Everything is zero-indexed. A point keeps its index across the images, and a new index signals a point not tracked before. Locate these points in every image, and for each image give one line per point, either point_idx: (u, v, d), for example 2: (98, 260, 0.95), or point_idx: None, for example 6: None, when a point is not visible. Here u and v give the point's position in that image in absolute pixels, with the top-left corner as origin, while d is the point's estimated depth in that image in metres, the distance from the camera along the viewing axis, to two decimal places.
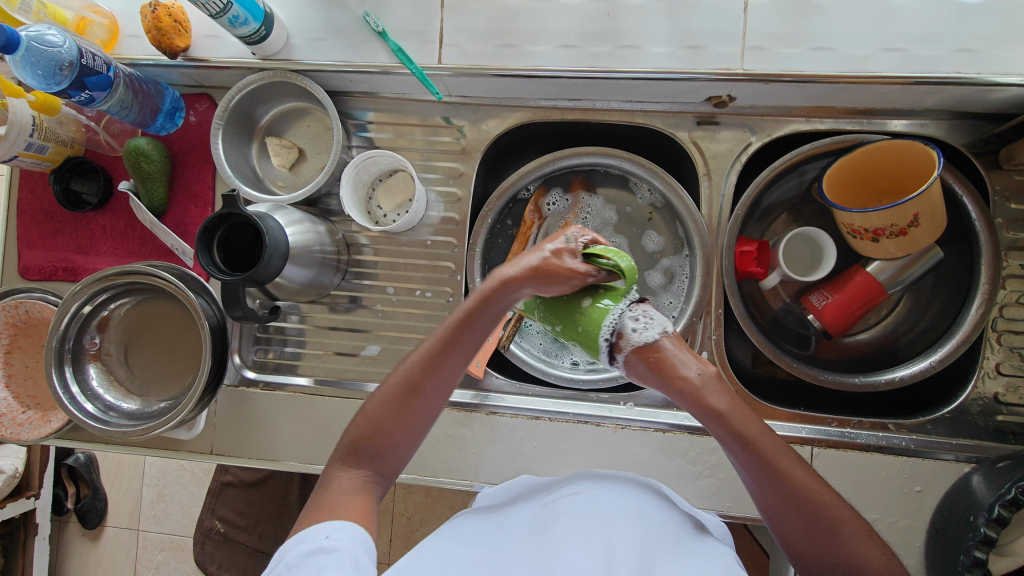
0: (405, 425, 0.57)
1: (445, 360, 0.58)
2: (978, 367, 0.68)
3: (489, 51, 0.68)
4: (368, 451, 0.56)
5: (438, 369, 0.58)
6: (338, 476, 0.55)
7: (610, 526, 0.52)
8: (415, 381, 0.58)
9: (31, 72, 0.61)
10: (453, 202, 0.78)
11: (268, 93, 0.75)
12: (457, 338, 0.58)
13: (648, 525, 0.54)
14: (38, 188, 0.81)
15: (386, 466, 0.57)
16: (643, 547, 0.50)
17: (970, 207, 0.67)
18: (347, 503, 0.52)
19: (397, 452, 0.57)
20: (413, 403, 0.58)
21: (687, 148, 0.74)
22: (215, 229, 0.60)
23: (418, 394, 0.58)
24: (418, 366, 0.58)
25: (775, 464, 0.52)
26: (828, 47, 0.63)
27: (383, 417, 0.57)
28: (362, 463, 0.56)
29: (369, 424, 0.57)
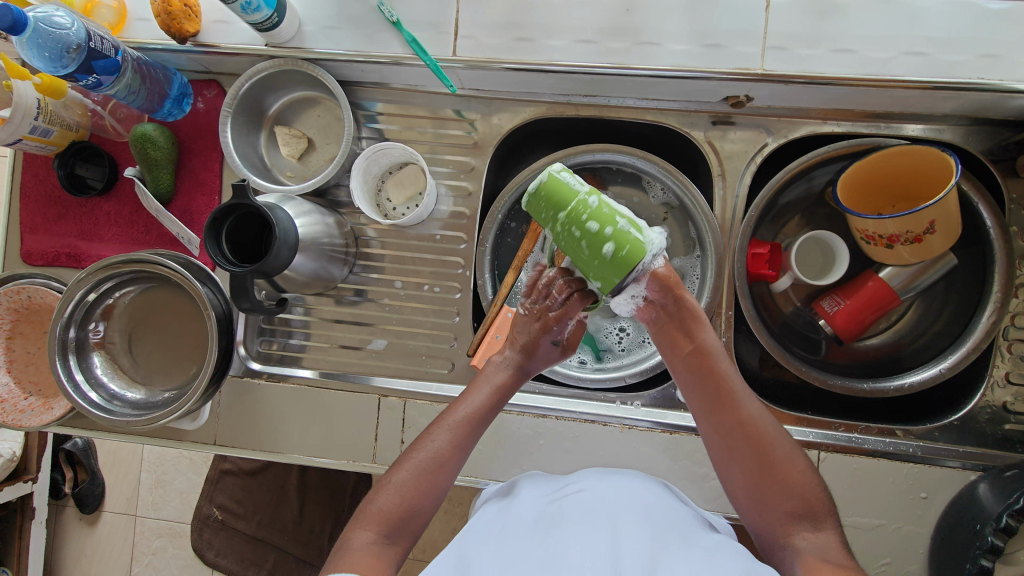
0: (427, 499, 0.56)
1: (463, 447, 0.59)
2: (987, 375, 0.68)
3: (504, 44, 0.67)
4: (391, 519, 0.54)
5: (459, 454, 0.59)
6: (358, 536, 0.54)
7: (618, 524, 0.52)
8: (438, 456, 0.57)
9: (38, 55, 0.60)
10: (463, 196, 0.77)
11: (279, 81, 0.74)
12: (473, 426, 0.60)
13: (657, 522, 0.53)
14: (42, 172, 0.79)
15: (403, 537, 0.55)
16: (652, 542, 0.49)
17: (985, 213, 0.66)
18: (362, 560, 0.50)
19: (418, 524, 0.56)
20: (434, 480, 0.57)
21: (701, 148, 0.73)
22: (224, 218, 0.59)
23: (438, 473, 0.57)
24: (440, 445, 0.58)
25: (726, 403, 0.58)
26: (850, 49, 0.62)
27: (404, 488, 0.56)
28: (380, 528, 0.54)
29: (396, 496, 0.55)
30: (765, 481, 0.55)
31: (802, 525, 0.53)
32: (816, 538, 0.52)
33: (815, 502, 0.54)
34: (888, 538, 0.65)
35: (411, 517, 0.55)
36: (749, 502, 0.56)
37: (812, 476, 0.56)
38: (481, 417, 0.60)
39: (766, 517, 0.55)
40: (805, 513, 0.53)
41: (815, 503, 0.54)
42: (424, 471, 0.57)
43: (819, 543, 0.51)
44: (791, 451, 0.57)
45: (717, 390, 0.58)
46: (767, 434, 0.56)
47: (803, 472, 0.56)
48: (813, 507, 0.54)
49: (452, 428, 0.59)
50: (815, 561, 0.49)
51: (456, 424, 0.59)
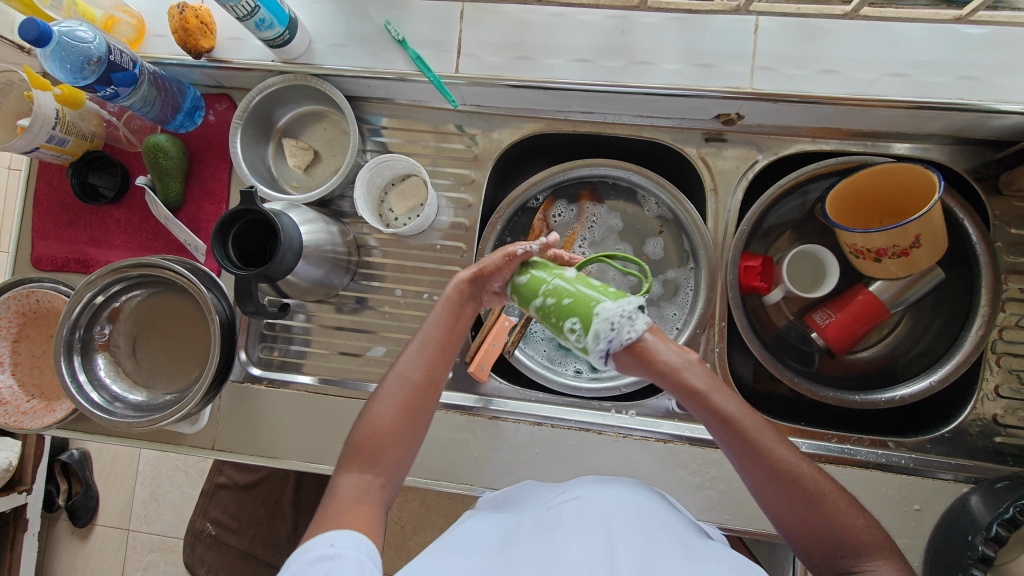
0: (411, 431, 0.57)
1: (443, 353, 0.59)
2: (977, 388, 0.69)
3: (505, 62, 0.70)
4: (375, 453, 0.55)
5: (440, 369, 0.59)
6: (344, 483, 0.53)
7: (613, 527, 0.53)
8: (416, 380, 0.58)
9: (61, 67, 0.63)
10: (463, 208, 0.80)
11: (288, 95, 0.76)
12: (452, 336, 0.60)
13: (651, 524, 0.54)
14: (56, 180, 0.82)
15: (388, 469, 0.55)
16: (646, 543, 0.51)
17: (970, 229, 0.68)
18: (351, 511, 0.50)
19: (402, 457, 0.56)
20: (415, 403, 0.57)
21: (695, 164, 0.75)
22: (231, 223, 0.61)
23: (420, 395, 0.58)
24: (418, 370, 0.58)
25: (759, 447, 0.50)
26: (835, 70, 0.65)
27: (381, 424, 0.56)
28: (367, 467, 0.54)
29: (371, 431, 0.55)
30: (814, 523, 0.50)
31: (857, 566, 0.48)
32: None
33: (861, 538, 0.49)
34: None
35: (394, 450, 0.56)
36: (801, 545, 0.51)
37: (859, 511, 0.50)
38: (457, 332, 0.61)
39: (816, 556, 0.51)
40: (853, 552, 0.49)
41: (865, 539, 0.49)
42: (405, 403, 0.57)
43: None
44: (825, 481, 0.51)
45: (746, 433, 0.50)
46: (802, 472, 0.50)
47: (850, 509, 0.50)
48: (865, 543, 0.49)
49: (418, 357, 0.59)
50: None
51: (434, 338, 0.59)
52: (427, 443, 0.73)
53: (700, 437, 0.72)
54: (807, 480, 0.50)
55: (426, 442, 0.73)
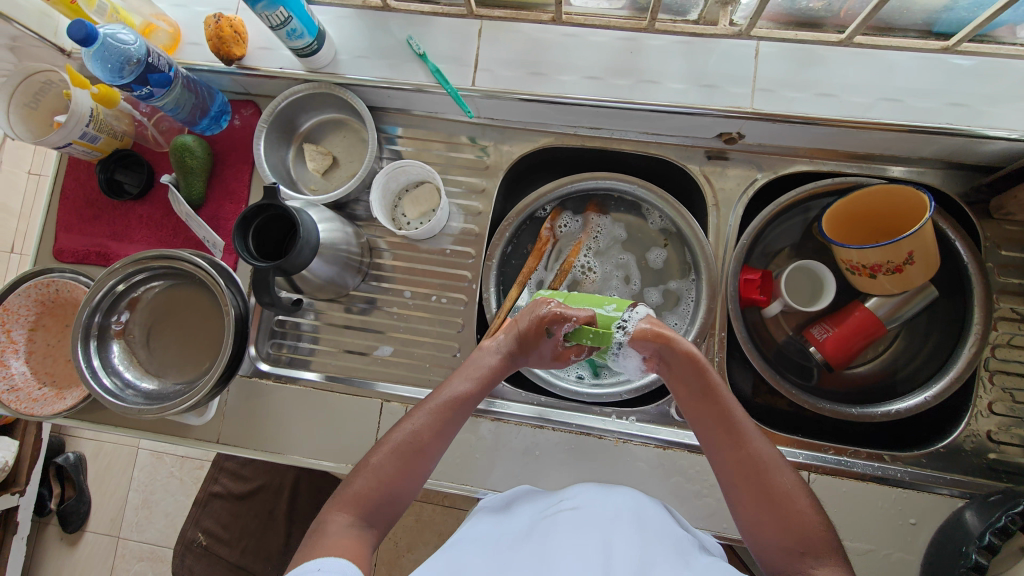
0: (405, 485, 0.58)
1: (445, 430, 0.62)
2: (971, 405, 0.70)
3: (519, 77, 0.74)
4: (365, 498, 0.56)
5: (439, 437, 0.61)
6: (332, 521, 0.54)
7: (611, 538, 0.51)
8: (417, 445, 0.60)
9: (100, 66, 0.68)
10: (473, 215, 0.83)
11: (312, 102, 0.81)
12: (457, 407, 0.63)
13: (650, 535, 0.53)
14: (83, 176, 0.85)
15: (379, 519, 0.57)
16: (642, 552, 0.50)
17: (962, 249, 0.71)
18: (338, 544, 0.51)
19: (396, 505, 0.58)
20: (413, 465, 0.59)
21: (697, 180, 0.79)
22: (252, 218, 0.64)
23: (418, 453, 0.59)
24: (417, 432, 0.60)
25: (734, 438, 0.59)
26: (832, 94, 0.69)
27: (381, 472, 0.58)
28: (357, 511, 0.56)
29: (370, 477, 0.57)
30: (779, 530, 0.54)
31: (808, 561, 0.52)
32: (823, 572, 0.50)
33: (820, 540, 0.53)
34: (878, 563, 0.66)
35: (389, 500, 0.58)
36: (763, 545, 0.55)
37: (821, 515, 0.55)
38: (463, 402, 0.63)
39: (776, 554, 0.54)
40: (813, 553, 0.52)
41: (822, 540, 0.53)
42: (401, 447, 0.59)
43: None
44: (799, 491, 0.56)
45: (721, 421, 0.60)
46: (774, 476, 0.56)
47: (808, 509, 0.54)
48: (818, 543, 0.52)
49: (433, 411, 0.62)
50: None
51: (437, 408, 0.62)
52: None
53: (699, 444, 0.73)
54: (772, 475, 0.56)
55: None
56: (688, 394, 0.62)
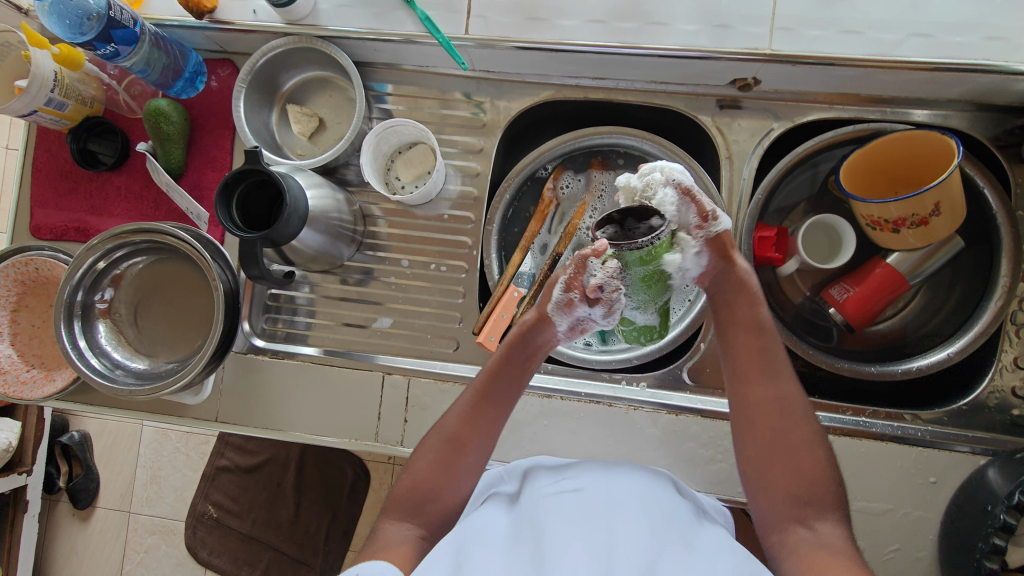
0: (452, 477, 0.58)
1: (485, 415, 0.60)
2: (995, 360, 0.68)
3: (517, 23, 0.68)
4: (417, 503, 0.56)
5: (478, 422, 0.60)
6: (387, 527, 0.55)
7: (615, 525, 0.49)
8: (454, 432, 0.59)
9: (59, 21, 0.63)
10: (470, 176, 0.78)
11: (294, 58, 0.75)
12: (494, 388, 0.61)
13: (657, 516, 0.51)
14: (55, 147, 0.80)
15: (431, 518, 0.56)
16: (653, 541, 0.47)
17: (990, 198, 0.67)
18: (391, 549, 0.52)
19: (445, 498, 0.57)
20: (455, 455, 0.58)
21: (709, 132, 0.74)
22: (234, 185, 0.60)
23: (459, 446, 0.59)
24: (456, 419, 0.60)
25: (750, 381, 0.60)
26: (856, 31, 0.64)
27: (423, 470, 0.58)
28: (410, 516, 0.56)
29: (416, 478, 0.58)
30: (773, 452, 0.57)
31: (817, 512, 0.53)
32: (823, 530, 0.52)
33: (825, 494, 0.54)
34: (895, 523, 0.65)
35: (433, 497, 0.57)
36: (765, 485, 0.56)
37: (830, 469, 0.56)
38: (499, 379, 0.61)
39: (786, 498, 0.55)
40: (813, 500, 0.54)
41: (829, 496, 0.54)
42: (443, 447, 0.59)
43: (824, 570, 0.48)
44: (815, 446, 0.56)
45: (744, 361, 0.61)
46: (790, 417, 0.57)
47: (818, 463, 0.56)
48: (822, 494, 0.54)
49: (465, 404, 0.61)
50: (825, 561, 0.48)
51: (478, 393, 0.61)
52: (434, 414, 0.72)
53: (713, 409, 0.70)
54: (789, 420, 0.57)
55: (434, 413, 0.72)
56: (733, 321, 0.63)
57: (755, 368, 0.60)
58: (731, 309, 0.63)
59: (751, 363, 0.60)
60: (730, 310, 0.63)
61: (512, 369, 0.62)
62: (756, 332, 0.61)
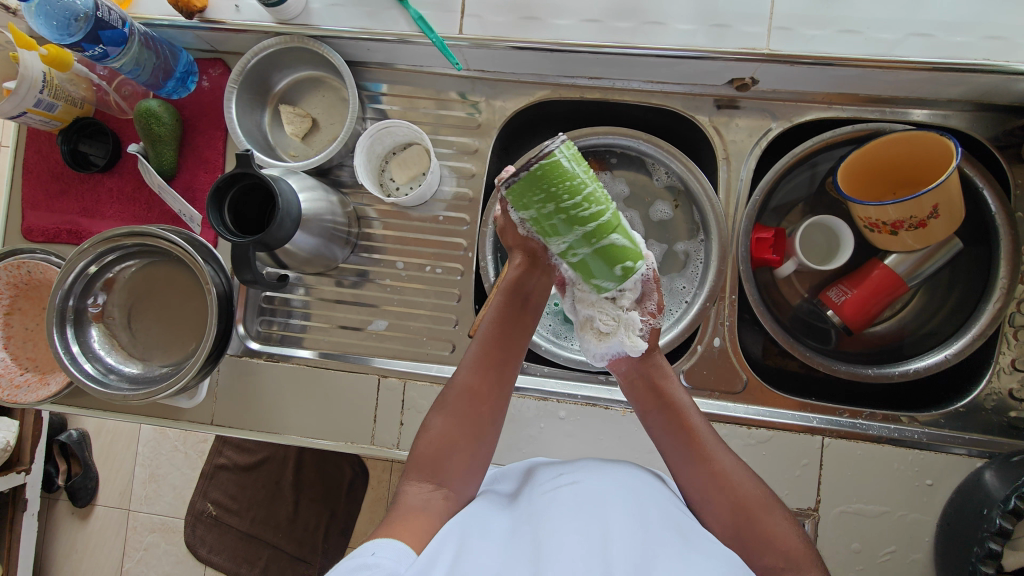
0: (471, 431, 0.57)
1: (500, 366, 0.60)
2: (993, 362, 0.67)
3: (512, 23, 0.68)
4: (436, 462, 0.55)
5: (490, 372, 0.59)
6: (408, 491, 0.54)
7: (609, 518, 0.49)
8: (474, 387, 0.59)
9: (46, 23, 0.62)
10: (466, 177, 0.77)
11: (286, 58, 0.74)
12: (501, 337, 0.61)
13: (652, 512, 0.51)
14: (45, 148, 0.79)
15: (453, 480, 0.55)
16: (647, 539, 0.46)
17: (990, 199, 0.66)
18: (411, 516, 0.50)
19: (467, 458, 0.56)
20: (472, 407, 0.58)
21: (706, 131, 0.73)
22: (225, 188, 0.59)
23: (474, 398, 0.58)
24: (472, 375, 0.60)
25: (698, 451, 0.55)
26: (855, 30, 0.63)
27: (440, 428, 0.57)
28: (431, 477, 0.55)
29: (433, 441, 0.57)
30: (740, 521, 0.52)
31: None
32: None
33: (800, 554, 0.50)
34: (891, 525, 0.65)
35: (455, 455, 0.56)
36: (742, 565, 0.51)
37: (792, 524, 0.52)
38: (511, 331, 0.61)
39: (762, 575, 0.50)
40: (790, 563, 0.49)
41: (801, 554, 0.50)
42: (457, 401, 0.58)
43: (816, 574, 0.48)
44: (774, 506, 0.53)
45: (684, 435, 0.56)
46: (742, 484, 0.54)
47: (784, 522, 0.52)
48: (799, 557, 0.50)
49: (472, 358, 0.60)
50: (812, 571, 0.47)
51: (490, 345, 0.61)
52: None
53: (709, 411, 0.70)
54: (742, 489, 0.53)
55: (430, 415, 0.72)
56: (657, 407, 0.58)
57: (699, 435, 0.56)
58: (655, 391, 0.59)
59: (694, 437, 0.56)
60: (655, 391, 0.59)
61: (513, 317, 0.61)
62: (686, 411, 0.58)
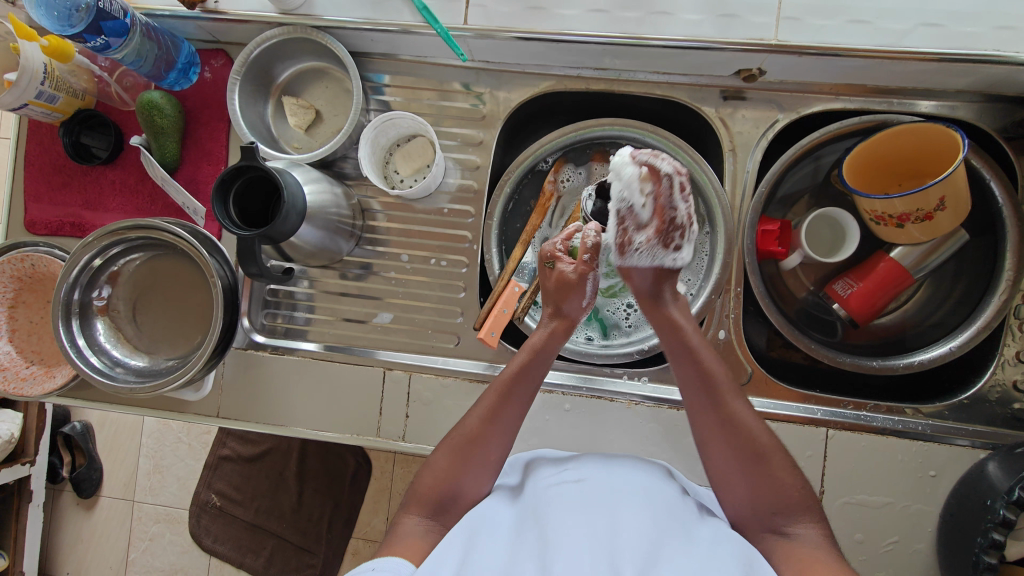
0: (470, 477, 0.56)
1: (502, 415, 0.58)
2: (997, 354, 0.68)
3: (517, 13, 0.67)
4: (435, 502, 0.56)
5: (498, 425, 0.57)
6: (405, 522, 0.55)
7: (616, 513, 0.49)
8: (475, 432, 0.57)
9: (47, 13, 0.63)
10: (470, 169, 0.77)
11: (289, 49, 0.73)
12: (515, 387, 0.58)
13: (659, 505, 0.51)
14: (47, 140, 0.78)
15: (451, 517, 0.55)
16: (654, 531, 0.47)
17: (996, 190, 0.66)
18: (404, 544, 0.52)
19: (464, 498, 0.56)
20: (473, 456, 0.57)
21: (712, 123, 0.72)
22: (230, 181, 0.59)
23: (477, 445, 0.57)
24: (476, 420, 0.58)
25: (717, 395, 0.56)
26: (864, 20, 0.62)
27: (441, 468, 0.57)
28: (428, 512, 0.55)
29: (432, 479, 0.57)
30: (746, 464, 0.54)
31: (789, 523, 0.51)
32: (803, 533, 0.50)
33: (798, 502, 0.52)
34: (893, 516, 0.65)
35: (456, 494, 0.56)
36: (736, 497, 0.54)
37: (797, 477, 0.54)
38: (521, 382, 0.58)
39: (756, 515, 0.53)
40: (783, 510, 0.52)
41: (801, 501, 0.52)
42: (459, 447, 0.57)
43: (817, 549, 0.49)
44: (782, 455, 0.54)
45: (704, 378, 0.57)
46: (754, 431, 0.55)
47: (789, 470, 0.54)
48: (796, 504, 0.52)
49: (485, 403, 0.58)
50: (806, 558, 0.48)
51: (497, 393, 0.59)
52: (436, 409, 0.72)
53: None
54: (756, 436, 0.54)
55: (436, 407, 0.72)
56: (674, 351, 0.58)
57: (717, 379, 0.57)
58: (679, 334, 0.58)
59: (710, 379, 0.57)
60: (679, 335, 0.58)
61: (532, 373, 0.59)
62: (701, 352, 0.57)
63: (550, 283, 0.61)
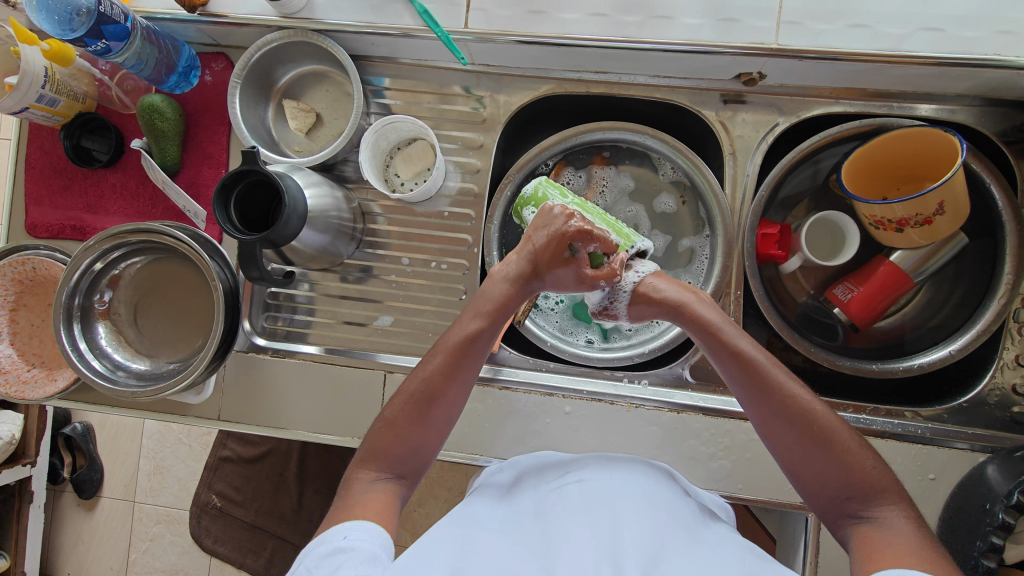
0: (422, 431, 0.57)
1: (458, 371, 0.59)
2: (997, 357, 0.68)
3: (518, 16, 0.67)
4: (392, 457, 0.55)
5: (453, 382, 0.58)
6: (359, 478, 0.55)
7: (617, 511, 0.49)
8: (430, 390, 0.58)
9: (48, 18, 0.62)
10: (470, 172, 0.77)
11: (288, 52, 0.73)
12: (467, 347, 0.59)
13: (659, 507, 0.51)
14: (47, 144, 0.79)
15: (405, 470, 0.56)
16: (655, 533, 0.47)
17: (996, 193, 0.66)
18: (365, 503, 0.51)
19: (420, 455, 0.57)
20: (428, 412, 0.57)
21: (712, 127, 0.73)
22: (231, 186, 0.59)
23: (431, 403, 0.57)
24: (430, 377, 0.58)
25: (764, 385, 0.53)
26: (864, 25, 0.62)
27: (396, 426, 0.57)
28: (385, 467, 0.55)
29: (387, 432, 0.56)
30: (811, 448, 0.51)
31: (866, 508, 0.48)
32: (881, 518, 0.47)
33: (874, 483, 0.49)
34: None
35: (414, 451, 0.56)
36: (810, 490, 0.52)
37: (869, 457, 0.51)
38: (472, 344, 0.59)
39: (831, 505, 0.51)
40: (859, 495, 0.49)
41: (875, 483, 0.49)
42: (415, 408, 0.57)
43: (895, 524, 0.47)
44: (848, 436, 0.51)
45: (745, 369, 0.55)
46: (814, 415, 0.52)
47: (857, 450, 0.50)
48: (872, 487, 0.49)
49: (441, 362, 0.59)
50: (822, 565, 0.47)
51: (449, 352, 0.59)
52: None
53: (714, 407, 0.70)
54: (816, 419, 0.51)
55: None
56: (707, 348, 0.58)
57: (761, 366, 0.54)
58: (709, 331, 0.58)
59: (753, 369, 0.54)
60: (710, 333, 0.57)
61: (487, 333, 0.60)
62: (739, 345, 0.56)
63: (543, 257, 0.61)
